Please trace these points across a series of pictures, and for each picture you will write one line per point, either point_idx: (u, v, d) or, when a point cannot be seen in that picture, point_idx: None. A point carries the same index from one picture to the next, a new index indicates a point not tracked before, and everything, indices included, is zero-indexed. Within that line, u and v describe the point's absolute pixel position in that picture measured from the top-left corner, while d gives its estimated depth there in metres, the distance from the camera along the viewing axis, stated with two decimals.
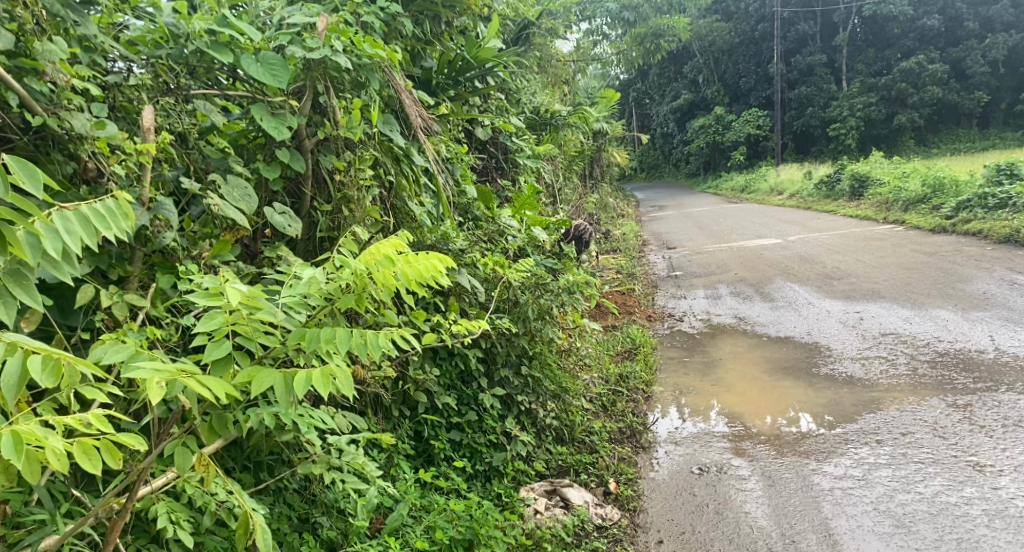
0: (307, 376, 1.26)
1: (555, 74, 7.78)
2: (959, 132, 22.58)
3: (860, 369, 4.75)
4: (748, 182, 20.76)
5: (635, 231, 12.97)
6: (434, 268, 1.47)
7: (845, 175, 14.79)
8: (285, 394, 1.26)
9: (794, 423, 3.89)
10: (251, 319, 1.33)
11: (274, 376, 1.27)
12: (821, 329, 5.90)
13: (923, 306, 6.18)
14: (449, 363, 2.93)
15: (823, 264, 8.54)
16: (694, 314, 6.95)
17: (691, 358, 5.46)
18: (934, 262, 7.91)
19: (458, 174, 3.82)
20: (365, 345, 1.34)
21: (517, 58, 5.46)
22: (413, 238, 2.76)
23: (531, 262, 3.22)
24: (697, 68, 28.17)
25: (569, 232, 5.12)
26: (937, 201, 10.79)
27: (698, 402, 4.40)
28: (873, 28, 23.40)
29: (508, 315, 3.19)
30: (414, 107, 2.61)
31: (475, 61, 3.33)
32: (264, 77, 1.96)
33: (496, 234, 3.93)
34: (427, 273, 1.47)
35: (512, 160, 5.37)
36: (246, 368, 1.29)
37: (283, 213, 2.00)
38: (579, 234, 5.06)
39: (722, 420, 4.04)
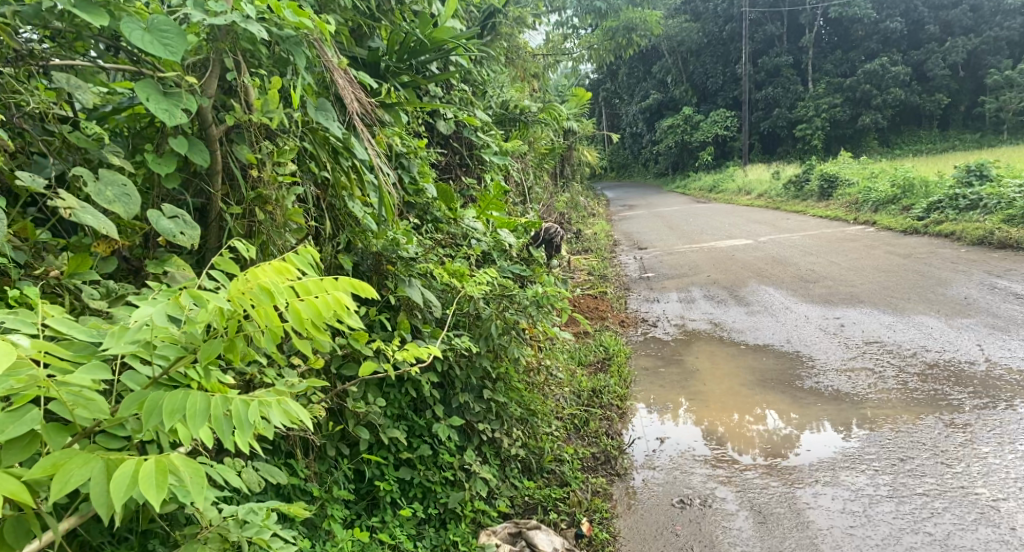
0: (133, 473, 1.08)
1: (522, 69, 7.41)
2: (922, 134, 22.72)
3: (846, 382, 4.45)
4: (716, 182, 20.64)
5: (607, 231, 12.67)
6: (335, 303, 1.28)
7: (813, 175, 14.64)
8: (102, 489, 1.09)
9: (762, 421, 3.90)
10: (64, 387, 1.12)
11: (90, 466, 1.09)
12: (802, 337, 5.60)
13: (904, 313, 5.93)
14: (397, 392, 2.50)
15: (797, 266, 8.30)
16: (668, 319, 6.63)
17: (667, 367, 5.15)
18: (910, 265, 7.71)
19: (413, 171, 3.45)
20: (226, 421, 1.18)
21: (480, 48, 5.08)
22: (357, 244, 2.42)
23: (494, 272, 2.81)
24: (666, 67, 28.09)
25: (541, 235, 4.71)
26: (908, 202, 10.63)
27: (666, 399, 4.42)
28: (839, 30, 23.45)
29: (469, 332, 2.77)
30: (351, 90, 2.18)
31: (429, 48, 2.94)
32: (152, 48, 1.54)
33: (458, 237, 3.60)
34: (327, 310, 1.28)
35: (476, 156, 4.98)
36: (50, 454, 1.09)
37: (174, 217, 1.58)
38: (550, 237, 4.66)
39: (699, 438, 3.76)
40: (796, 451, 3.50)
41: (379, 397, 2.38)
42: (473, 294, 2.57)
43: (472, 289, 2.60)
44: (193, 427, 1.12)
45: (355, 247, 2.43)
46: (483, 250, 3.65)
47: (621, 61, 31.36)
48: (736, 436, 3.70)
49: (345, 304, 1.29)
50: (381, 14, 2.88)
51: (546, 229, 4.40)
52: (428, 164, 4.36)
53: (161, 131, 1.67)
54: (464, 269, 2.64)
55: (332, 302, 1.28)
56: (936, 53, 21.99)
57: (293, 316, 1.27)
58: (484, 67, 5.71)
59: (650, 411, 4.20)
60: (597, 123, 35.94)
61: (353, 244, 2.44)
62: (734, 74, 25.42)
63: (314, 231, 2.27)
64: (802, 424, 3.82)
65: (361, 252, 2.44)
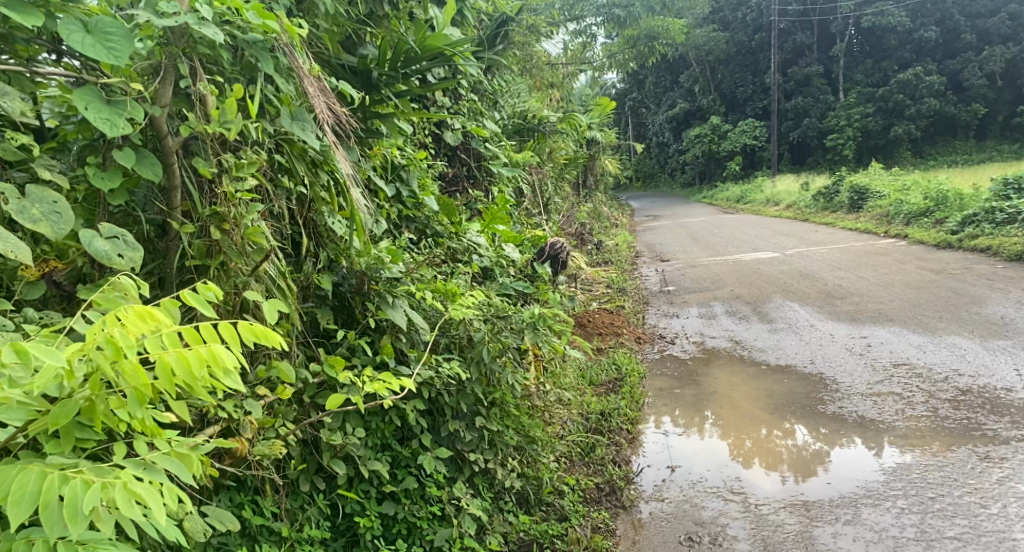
0: None
1: (538, 78, 7.25)
2: (957, 145, 22.14)
3: (872, 408, 4.20)
4: (744, 193, 20.27)
5: (629, 242, 12.45)
6: (207, 357, 1.17)
7: (843, 186, 14.27)
8: None
9: (790, 436, 3.89)
10: None
11: None
12: (826, 357, 5.35)
13: (935, 333, 5.64)
14: (380, 420, 2.32)
15: (824, 281, 8.03)
16: (686, 336, 6.40)
17: (682, 388, 4.93)
18: (942, 281, 7.40)
19: (413, 185, 3.35)
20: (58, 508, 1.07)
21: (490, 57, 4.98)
22: (339, 262, 2.27)
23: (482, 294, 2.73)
24: (694, 77, 27.82)
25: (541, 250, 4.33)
26: (941, 214, 10.27)
27: (691, 413, 4.39)
28: (871, 39, 23.00)
29: (461, 357, 2.60)
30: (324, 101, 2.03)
31: (422, 55, 2.76)
32: (94, 52, 1.39)
33: (459, 253, 3.54)
34: (198, 364, 1.17)
35: (485, 168, 4.87)
36: None
37: (113, 237, 1.42)
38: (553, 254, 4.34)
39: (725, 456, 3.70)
40: (825, 468, 3.49)
41: (359, 427, 2.20)
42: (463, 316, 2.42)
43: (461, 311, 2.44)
44: (15, 512, 1.05)
45: (336, 266, 2.28)
46: (484, 266, 3.55)
47: (647, 70, 31.11)
48: (763, 452, 3.69)
49: (217, 357, 1.16)
50: (373, 19, 2.77)
51: (555, 244, 4.22)
52: (433, 175, 4.22)
53: (106, 143, 1.53)
54: (455, 286, 2.61)
55: (204, 355, 1.16)
56: (971, 63, 21.41)
57: (160, 373, 1.16)
58: (497, 76, 5.57)
59: (675, 425, 4.20)
60: (623, 132, 35.70)
61: (333, 262, 2.28)
62: (762, 83, 25.03)
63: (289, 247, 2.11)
64: (831, 439, 3.81)
65: (344, 273, 2.28)
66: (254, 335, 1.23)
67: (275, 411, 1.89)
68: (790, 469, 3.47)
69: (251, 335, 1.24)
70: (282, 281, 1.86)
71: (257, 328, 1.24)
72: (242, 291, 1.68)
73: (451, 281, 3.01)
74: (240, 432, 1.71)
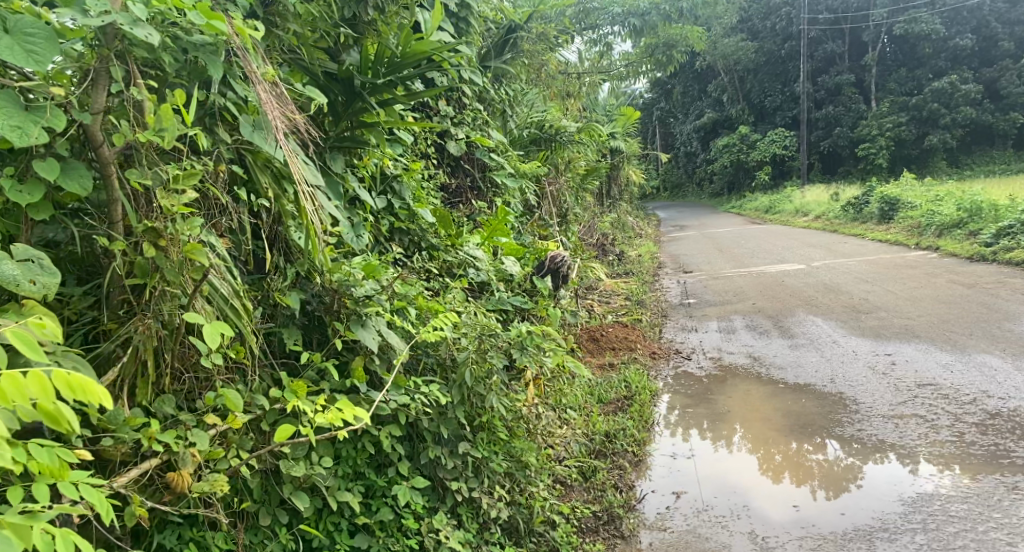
0: None
1: (552, 87, 7.13)
2: (993, 155, 21.57)
3: (893, 431, 3.97)
4: (772, 203, 19.91)
5: (651, 252, 12.23)
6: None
7: (873, 197, 13.90)
8: None
9: (821, 450, 3.79)
10: None
11: None
12: (847, 376, 5.10)
13: (964, 351, 5.38)
14: (351, 447, 2.16)
15: (850, 295, 7.77)
16: (703, 352, 6.19)
17: (696, 405, 4.77)
18: (973, 296, 7.11)
19: (406, 197, 3.29)
20: None
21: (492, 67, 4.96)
22: (308, 277, 2.16)
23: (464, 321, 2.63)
24: (721, 87, 27.51)
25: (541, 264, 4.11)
26: (974, 226, 9.92)
27: (721, 426, 4.33)
28: (903, 47, 22.51)
29: (442, 381, 2.46)
30: (284, 108, 1.94)
31: (407, 62, 2.64)
32: (13, 56, 1.29)
33: (454, 266, 3.46)
34: None
35: (489, 179, 4.77)
36: None
37: (25, 258, 1.34)
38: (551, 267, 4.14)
39: (759, 471, 3.62)
40: (857, 484, 3.40)
41: (327, 456, 2.05)
42: (436, 337, 2.28)
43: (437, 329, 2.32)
44: None
45: (306, 281, 2.17)
46: (479, 279, 3.48)
47: (674, 80, 30.86)
48: (793, 467, 3.61)
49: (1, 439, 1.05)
50: (358, 28, 2.72)
51: (554, 258, 4.06)
52: (434, 187, 4.12)
53: (28, 153, 1.43)
54: (439, 304, 2.57)
55: None
56: (1008, 71, 20.85)
57: None
58: (504, 86, 5.46)
59: (703, 438, 4.16)
60: (650, 142, 35.43)
61: (303, 278, 2.17)
62: (791, 93, 24.63)
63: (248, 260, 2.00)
64: (864, 454, 3.71)
65: (313, 290, 2.16)
66: (70, 388, 1.12)
67: (228, 440, 1.75)
68: (821, 484, 3.39)
69: (69, 387, 1.13)
70: (235, 301, 1.75)
71: (73, 380, 1.13)
72: (183, 312, 1.58)
73: (438, 300, 2.90)
74: (181, 466, 1.58)
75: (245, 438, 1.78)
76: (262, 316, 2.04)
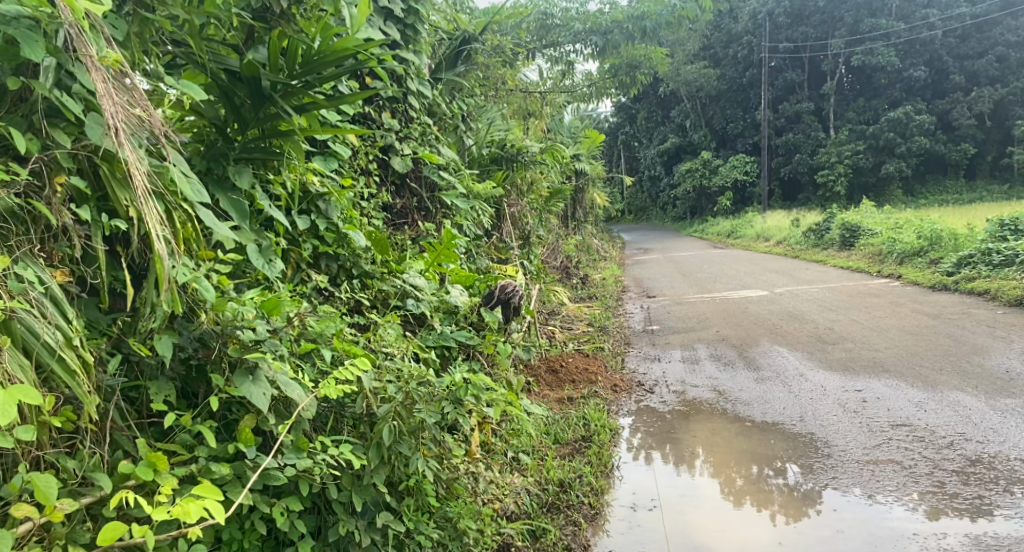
0: None
1: (511, 105, 6.81)
2: (947, 184, 21.93)
3: (868, 480, 3.68)
4: (734, 227, 19.92)
5: (616, 276, 11.95)
6: None
7: (834, 223, 13.84)
8: None
9: (782, 475, 3.79)
10: None
11: None
12: (817, 415, 4.80)
13: (935, 388, 5.13)
14: (236, 530, 1.72)
15: (815, 323, 7.55)
16: (667, 384, 5.84)
17: (656, 439, 4.51)
18: (939, 327, 6.92)
19: (334, 218, 2.90)
20: None
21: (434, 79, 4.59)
22: (184, 314, 1.76)
23: (390, 369, 2.25)
24: (685, 112, 27.66)
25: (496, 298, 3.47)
26: (935, 255, 9.83)
27: (682, 449, 4.28)
28: (862, 78, 22.83)
29: (356, 442, 2.03)
30: (134, 105, 1.60)
31: (323, 63, 2.27)
32: None
33: (391, 297, 3.09)
34: None
35: (439, 200, 4.39)
36: None
37: None
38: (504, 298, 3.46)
39: (726, 495, 3.59)
40: (817, 509, 3.42)
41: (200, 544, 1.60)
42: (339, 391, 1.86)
43: (342, 376, 1.91)
44: None
45: (187, 321, 1.74)
46: (418, 312, 3.09)
47: (639, 105, 31.02)
48: (754, 491, 3.60)
49: None
50: (271, 23, 2.37)
51: (505, 287, 3.38)
52: (374, 208, 3.75)
53: None
54: (360, 345, 2.16)
55: None
56: (960, 103, 21.29)
57: None
58: (458, 100, 5.09)
59: (665, 461, 4.10)
60: (616, 165, 35.50)
61: (182, 317, 1.74)
62: (753, 119, 24.86)
63: (91, 289, 1.60)
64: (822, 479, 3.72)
65: (191, 331, 1.73)
66: None
67: (50, 536, 1.34)
68: (781, 510, 3.40)
69: None
70: (64, 353, 1.39)
71: None
72: None
73: (360, 342, 2.48)
74: None
75: (75, 532, 1.37)
76: (122, 366, 1.63)
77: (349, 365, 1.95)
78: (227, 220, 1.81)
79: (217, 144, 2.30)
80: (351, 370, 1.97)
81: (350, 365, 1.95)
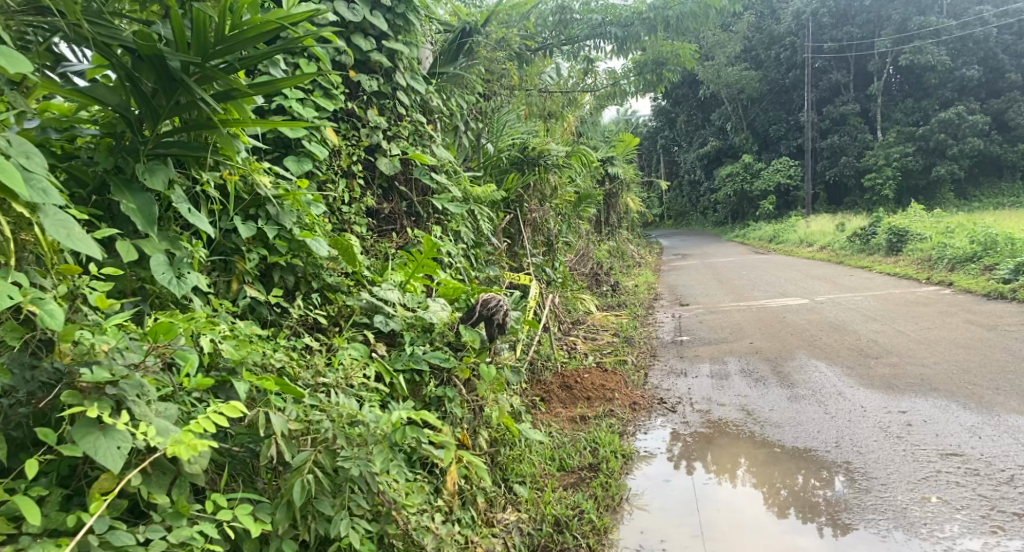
0: None
1: (526, 104, 6.40)
2: (1002, 186, 20.86)
3: (914, 522, 3.20)
4: (777, 232, 19.18)
5: (649, 282, 11.43)
6: None
7: (881, 228, 13.08)
8: None
9: (828, 485, 3.61)
10: None
11: None
12: (855, 441, 4.28)
13: (991, 411, 4.58)
14: None
15: (857, 335, 6.98)
16: (691, 403, 5.35)
17: (677, 460, 4.09)
18: (996, 340, 6.30)
19: (290, 224, 2.54)
20: None
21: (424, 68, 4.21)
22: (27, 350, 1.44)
23: (310, 407, 1.86)
24: (725, 115, 26.86)
25: (476, 316, 2.85)
26: (990, 260, 9.12)
27: (724, 458, 4.09)
28: (910, 77, 21.83)
29: (264, 503, 1.66)
30: None
31: (247, 42, 1.95)
32: None
33: (356, 315, 2.73)
34: None
35: (431, 204, 4.03)
36: None
37: None
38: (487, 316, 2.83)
39: (775, 509, 3.40)
40: (865, 520, 3.26)
41: None
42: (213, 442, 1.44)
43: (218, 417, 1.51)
44: None
45: (31, 358, 1.43)
46: (387, 330, 2.71)
47: (678, 108, 30.30)
48: (798, 501, 3.45)
49: None
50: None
51: (487, 301, 2.85)
52: (352, 212, 3.40)
53: None
54: (289, 380, 1.79)
55: None
56: (1016, 102, 20.22)
57: None
58: (457, 96, 4.71)
59: (706, 471, 3.92)
60: (655, 168, 34.80)
61: (27, 353, 1.43)
62: (795, 122, 24.02)
63: None
64: (870, 490, 3.53)
65: (30, 371, 1.40)
66: None
67: None
68: (827, 522, 3.24)
69: None
70: None
71: None
72: None
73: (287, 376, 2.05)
74: None
75: None
76: None
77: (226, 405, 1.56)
78: (74, 236, 1.46)
79: (127, 138, 2.00)
80: (224, 411, 1.57)
81: (222, 407, 1.55)
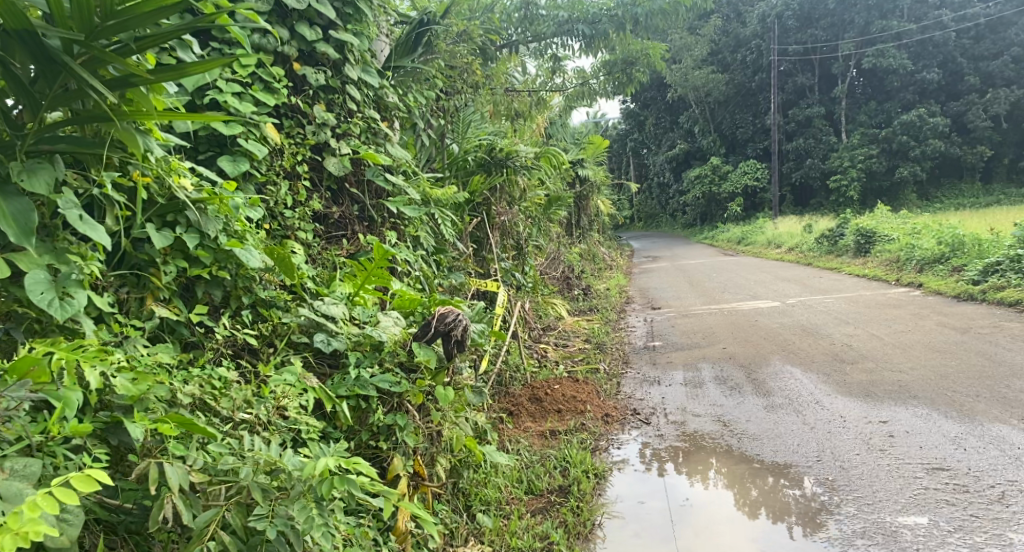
0: None
1: (491, 103, 6.10)
2: (963, 187, 21.16)
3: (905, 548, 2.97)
4: (746, 234, 19.16)
5: (621, 286, 11.20)
6: None
7: (849, 229, 13.04)
8: None
9: (797, 484, 3.62)
10: None
11: None
12: (836, 455, 4.06)
13: (973, 419, 4.42)
14: None
15: (831, 339, 6.82)
16: (665, 414, 5.11)
17: (652, 473, 3.89)
18: (971, 344, 6.17)
19: (213, 230, 2.21)
20: None
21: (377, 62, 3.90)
22: None
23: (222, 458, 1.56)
24: (693, 117, 26.88)
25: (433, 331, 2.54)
26: (958, 261, 9.06)
27: (699, 462, 4.02)
28: (874, 81, 22.03)
29: None
30: None
31: (143, 16, 1.65)
32: None
33: (292, 333, 2.42)
34: None
35: (386, 207, 3.72)
36: None
37: None
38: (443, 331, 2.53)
39: (752, 513, 3.35)
40: (833, 517, 3.27)
41: None
42: (52, 529, 1.20)
43: (60, 492, 1.23)
44: None
45: None
46: (329, 350, 2.40)
47: (647, 110, 30.27)
48: (769, 502, 3.42)
49: None
50: None
51: (444, 315, 2.55)
52: (294, 215, 3.07)
53: None
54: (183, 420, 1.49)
55: None
56: (975, 105, 20.52)
57: None
58: (415, 92, 4.40)
59: (678, 473, 3.86)
60: (625, 171, 34.73)
61: None
62: (763, 124, 24.10)
63: None
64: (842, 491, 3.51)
65: None
66: None
67: None
68: (797, 521, 3.23)
69: None
70: None
71: None
72: None
73: (197, 414, 1.76)
74: None
75: None
76: None
77: (77, 474, 1.28)
78: None
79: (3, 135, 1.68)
80: (79, 483, 1.27)
81: (71, 477, 1.27)
